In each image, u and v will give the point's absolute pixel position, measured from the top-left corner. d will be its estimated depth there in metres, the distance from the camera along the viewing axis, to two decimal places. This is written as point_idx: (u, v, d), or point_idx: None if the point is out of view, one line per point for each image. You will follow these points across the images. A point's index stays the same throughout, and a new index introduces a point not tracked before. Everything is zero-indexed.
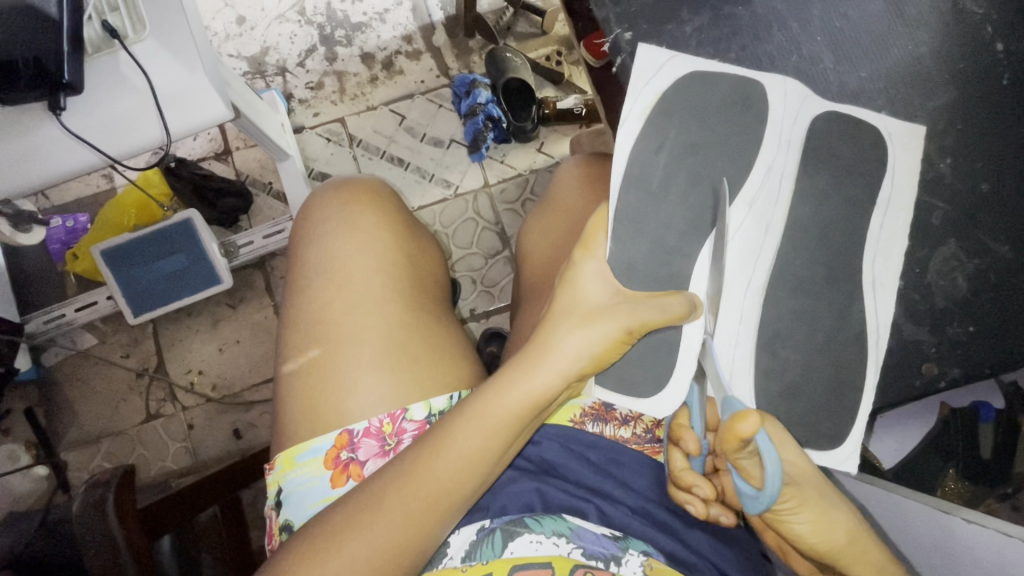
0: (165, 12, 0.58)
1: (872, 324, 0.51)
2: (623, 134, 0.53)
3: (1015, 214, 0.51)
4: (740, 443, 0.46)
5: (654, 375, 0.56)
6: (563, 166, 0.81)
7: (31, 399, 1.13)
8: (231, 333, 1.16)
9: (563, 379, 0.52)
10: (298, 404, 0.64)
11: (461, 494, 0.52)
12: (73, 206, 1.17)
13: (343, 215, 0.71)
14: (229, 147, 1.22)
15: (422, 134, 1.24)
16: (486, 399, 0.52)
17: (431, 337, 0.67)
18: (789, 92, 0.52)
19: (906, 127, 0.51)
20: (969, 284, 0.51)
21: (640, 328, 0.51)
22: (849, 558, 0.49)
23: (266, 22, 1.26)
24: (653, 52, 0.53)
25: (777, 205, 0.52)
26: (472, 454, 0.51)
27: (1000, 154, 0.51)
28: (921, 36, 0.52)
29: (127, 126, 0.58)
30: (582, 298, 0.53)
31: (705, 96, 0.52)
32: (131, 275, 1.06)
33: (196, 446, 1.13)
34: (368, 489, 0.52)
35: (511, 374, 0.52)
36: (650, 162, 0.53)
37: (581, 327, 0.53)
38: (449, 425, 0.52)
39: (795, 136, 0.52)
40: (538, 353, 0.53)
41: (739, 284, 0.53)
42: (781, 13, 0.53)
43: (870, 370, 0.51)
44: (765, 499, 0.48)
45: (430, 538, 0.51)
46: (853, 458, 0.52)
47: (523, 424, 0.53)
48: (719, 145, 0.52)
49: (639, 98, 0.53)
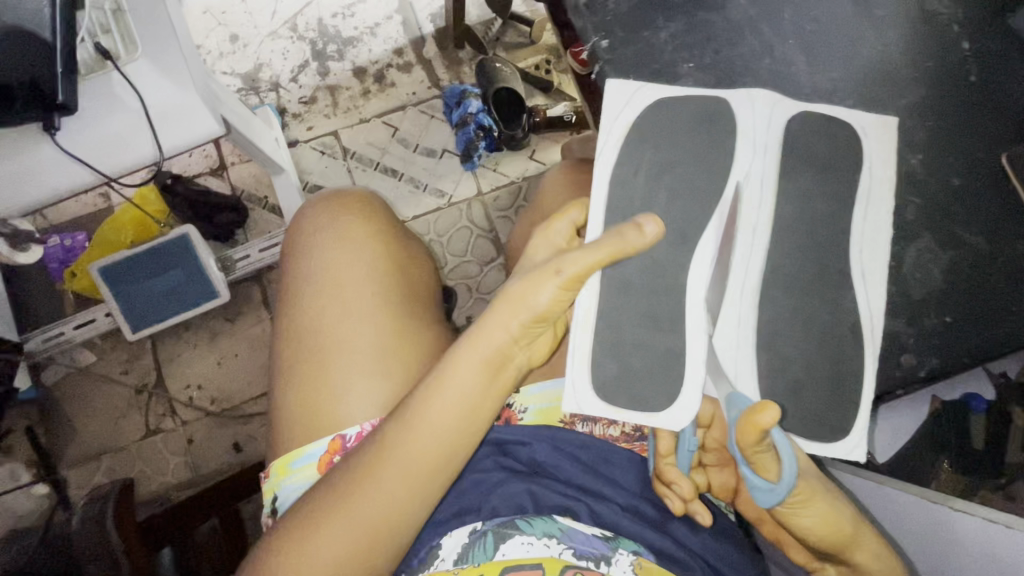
0: (155, 31, 0.59)
1: (866, 315, 0.52)
2: (601, 164, 0.56)
3: (987, 206, 0.52)
4: (760, 434, 0.48)
5: (668, 386, 0.55)
6: (550, 172, 0.83)
7: (32, 418, 1.13)
8: (229, 347, 1.17)
9: (513, 332, 0.54)
10: (292, 411, 0.65)
11: (432, 469, 0.53)
12: (71, 225, 1.19)
13: (331, 219, 0.73)
14: (224, 163, 1.23)
15: (414, 145, 1.25)
16: (451, 365, 0.55)
17: (412, 332, 0.67)
18: (756, 101, 0.54)
19: (877, 119, 0.53)
20: (944, 276, 0.52)
21: (591, 279, 0.52)
22: (855, 548, 0.52)
23: (258, 40, 1.28)
24: (621, 85, 0.55)
25: (762, 208, 0.53)
26: (437, 423, 0.53)
27: (971, 148, 0.52)
28: (892, 36, 0.54)
29: (121, 145, 0.60)
30: (536, 262, 0.55)
31: (674, 116, 0.54)
32: (129, 291, 1.07)
33: (196, 461, 1.13)
34: (341, 471, 0.53)
35: (474, 339, 0.55)
36: (630, 181, 0.55)
37: (532, 280, 0.54)
38: (414, 398, 0.54)
39: (770, 141, 0.54)
40: (492, 307, 0.55)
41: (732, 288, 0.53)
42: (754, 18, 0.55)
43: (869, 358, 0.52)
44: (783, 490, 0.50)
45: (408, 508, 0.52)
46: (860, 447, 0.53)
47: (485, 387, 0.54)
48: (693, 160, 0.54)
49: (611, 133, 0.55)
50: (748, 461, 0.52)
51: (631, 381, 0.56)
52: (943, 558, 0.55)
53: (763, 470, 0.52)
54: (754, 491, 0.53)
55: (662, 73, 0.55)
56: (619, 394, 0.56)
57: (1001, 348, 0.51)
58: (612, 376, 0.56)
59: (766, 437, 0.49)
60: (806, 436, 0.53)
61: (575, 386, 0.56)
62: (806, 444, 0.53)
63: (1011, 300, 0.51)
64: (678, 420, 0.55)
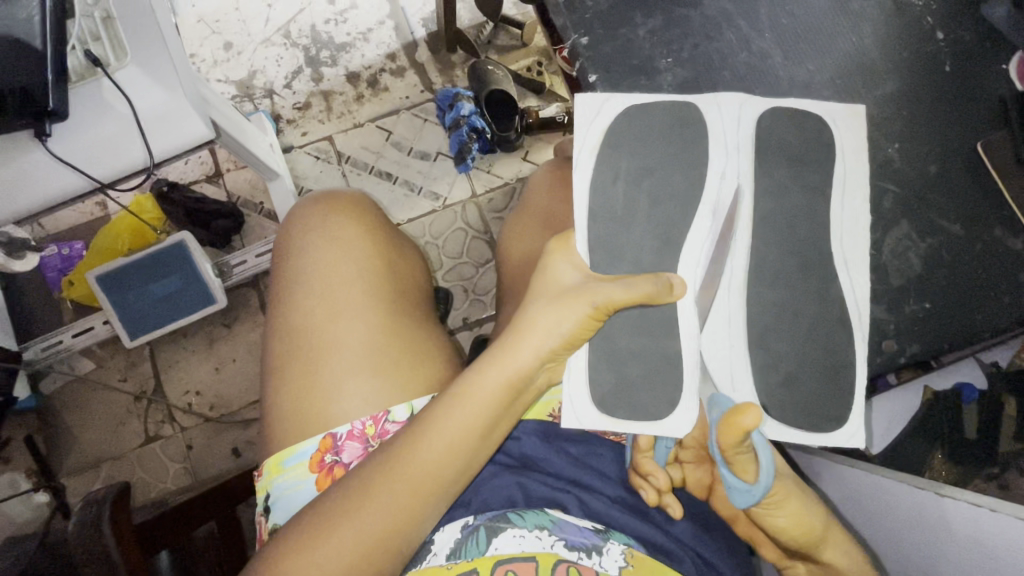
0: (144, 37, 0.59)
1: (852, 302, 0.52)
2: (579, 174, 0.55)
3: (962, 194, 0.53)
4: (742, 436, 0.49)
5: (666, 396, 0.54)
6: (534, 174, 0.83)
7: (31, 426, 1.14)
8: (227, 352, 1.18)
9: (537, 357, 0.56)
10: (286, 415, 0.65)
11: (447, 480, 0.53)
12: (69, 234, 1.19)
13: (326, 226, 0.73)
14: (219, 169, 1.24)
15: (409, 148, 1.26)
16: (466, 381, 0.55)
17: (424, 358, 0.68)
18: (723, 103, 0.55)
19: (845, 110, 0.54)
20: (923, 262, 0.53)
21: (608, 305, 0.53)
22: (824, 544, 0.53)
23: (252, 47, 1.30)
24: (588, 98, 0.55)
25: (741, 207, 0.54)
26: (457, 436, 0.53)
27: (945, 137, 0.54)
28: (866, 31, 0.56)
29: (118, 146, 0.61)
30: (556, 283, 0.57)
31: (646, 122, 0.54)
32: (126, 298, 1.07)
33: (195, 466, 1.14)
34: (354, 480, 0.53)
35: (491, 355, 0.56)
36: (609, 192, 0.54)
37: (556, 306, 0.55)
38: (434, 410, 0.54)
39: (742, 140, 0.54)
40: (518, 332, 0.56)
41: (719, 286, 0.54)
42: (730, 13, 0.57)
43: (856, 343, 0.52)
44: (759, 492, 0.51)
45: (417, 521, 0.52)
46: (858, 435, 0.53)
47: (503, 404, 0.55)
48: (670, 164, 0.54)
49: (586, 140, 0.55)
50: (726, 462, 0.53)
51: (624, 389, 0.55)
52: (928, 542, 0.55)
53: (741, 471, 0.53)
54: (730, 493, 0.53)
55: (642, 68, 0.56)
56: (616, 405, 0.55)
57: (980, 334, 0.52)
58: (606, 387, 0.55)
59: (747, 439, 0.50)
60: (803, 429, 0.53)
61: (576, 401, 0.55)
62: (798, 432, 0.53)
63: (988, 285, 0.52)
64: (678, 428, 0.54)
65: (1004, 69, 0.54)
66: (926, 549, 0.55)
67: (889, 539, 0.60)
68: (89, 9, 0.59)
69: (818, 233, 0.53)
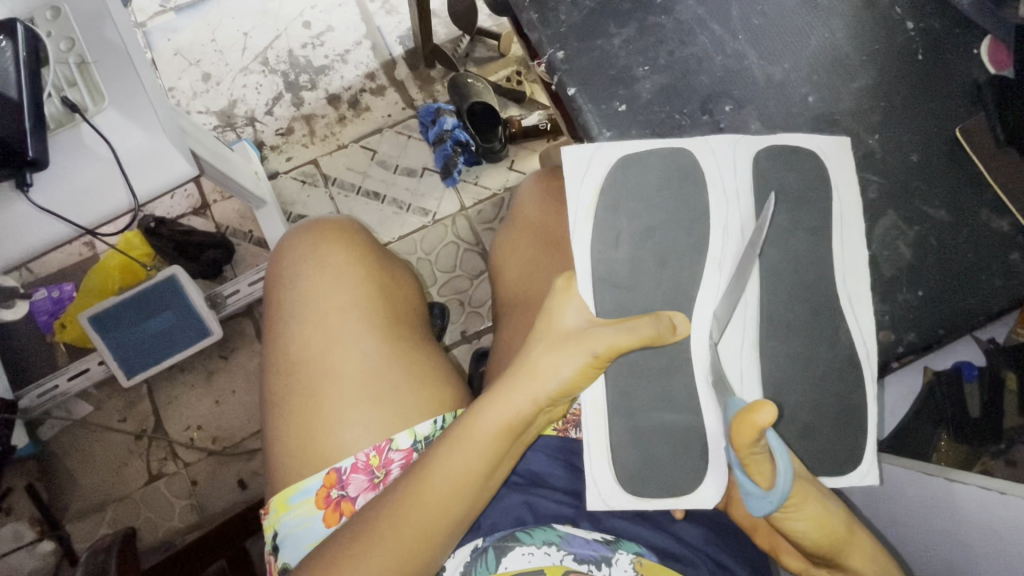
0: (121, 83, 0.59)
1: (861, 349, 0.53)
2: (578, 240, 0.55)
3: (945, 180, 0.55)
4: (755, 437, 0.46)
5: (690, 462, 0.55)
6: (522, 185, 0.82)
7: (32, 474, 1.12)
8: (226, 383, 1.17)
9: (534, 403, 0.54)
10: (283, 447, 0.65)
11: (452, 520, 0.52)
12: (57, 276, 1.18)
13: (314, 259, 0.72)
14: (206, 201, 1.24)
15: (394, 165, 1.26)
16: (466, 423, 0.53)
17: (423, 386, 0.67)
18: (716, 145, 0.55)
19: (832, 141, 0.55)
20: (912, 251, 0.55)
21: (609, 352, 0.52)
22: (851, 548, 0.50)
23: (231, 76, 1.30)
24: (578, 150, 0.56)
25: (739, 246, 0.54)
26: (459, 477, 0.52)
27: (921, 125, 0.55)
28: (837, 25, 0.58)
29: (99, 194, 0.59)
30: (558, 324, 0.55)
31: (642, 176, 0.54)
32: (119, 338, 1.05)
33: (201, 502, 1.12)
34: (361, 524, 0.53)
35: (491, 394, 0.54)
36: (612, 255, 0.54)
37: (556, 351, 0.54)
38: (435, 454, 0.53)
39: (734, 178, 0.55)
40: (517, 373, 0.55)
41: (730, 349, 0.54)
42: (703, 17, 0.59)
43: (869, 386, 0.53)
44: (772, 500, 0.47)
45: (425, 564, 0.51)
46: (871, 473, 0.54)
47: (505, 443, 0.54)
48: (674, 224, 0.54)
49: (582, 197, 0.55)
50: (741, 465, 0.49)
51: (649, 462, 0.54)
52: (936, 528, 0.56)
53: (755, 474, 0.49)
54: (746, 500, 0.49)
55: (621, 77, 0.58)
56: (640, 483, 0.55)
57: (973, 317, 0.53)
58: (628, 463, 0.55)
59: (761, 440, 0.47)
60: (821, 465, 0.54)
61: (599, 481, 0.55)
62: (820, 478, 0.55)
63: (979, 268, 0.54)
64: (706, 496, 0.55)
65: (976, 53, 0.56)
66: (933, 533, 0.56)
67: (901, 523, 0.61)
68: (64, 55, 0.59)
69: (809, 229, 0.54)
